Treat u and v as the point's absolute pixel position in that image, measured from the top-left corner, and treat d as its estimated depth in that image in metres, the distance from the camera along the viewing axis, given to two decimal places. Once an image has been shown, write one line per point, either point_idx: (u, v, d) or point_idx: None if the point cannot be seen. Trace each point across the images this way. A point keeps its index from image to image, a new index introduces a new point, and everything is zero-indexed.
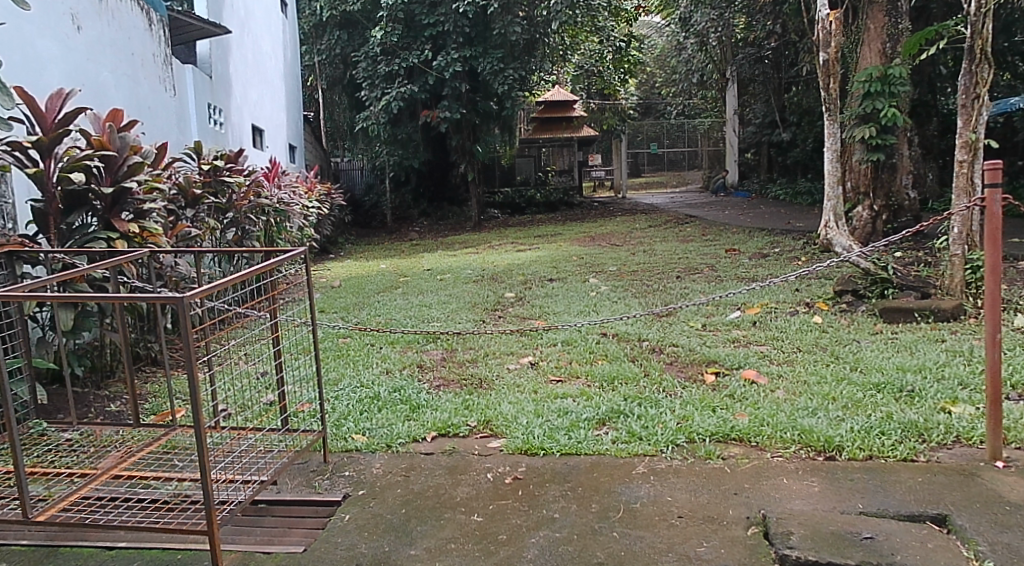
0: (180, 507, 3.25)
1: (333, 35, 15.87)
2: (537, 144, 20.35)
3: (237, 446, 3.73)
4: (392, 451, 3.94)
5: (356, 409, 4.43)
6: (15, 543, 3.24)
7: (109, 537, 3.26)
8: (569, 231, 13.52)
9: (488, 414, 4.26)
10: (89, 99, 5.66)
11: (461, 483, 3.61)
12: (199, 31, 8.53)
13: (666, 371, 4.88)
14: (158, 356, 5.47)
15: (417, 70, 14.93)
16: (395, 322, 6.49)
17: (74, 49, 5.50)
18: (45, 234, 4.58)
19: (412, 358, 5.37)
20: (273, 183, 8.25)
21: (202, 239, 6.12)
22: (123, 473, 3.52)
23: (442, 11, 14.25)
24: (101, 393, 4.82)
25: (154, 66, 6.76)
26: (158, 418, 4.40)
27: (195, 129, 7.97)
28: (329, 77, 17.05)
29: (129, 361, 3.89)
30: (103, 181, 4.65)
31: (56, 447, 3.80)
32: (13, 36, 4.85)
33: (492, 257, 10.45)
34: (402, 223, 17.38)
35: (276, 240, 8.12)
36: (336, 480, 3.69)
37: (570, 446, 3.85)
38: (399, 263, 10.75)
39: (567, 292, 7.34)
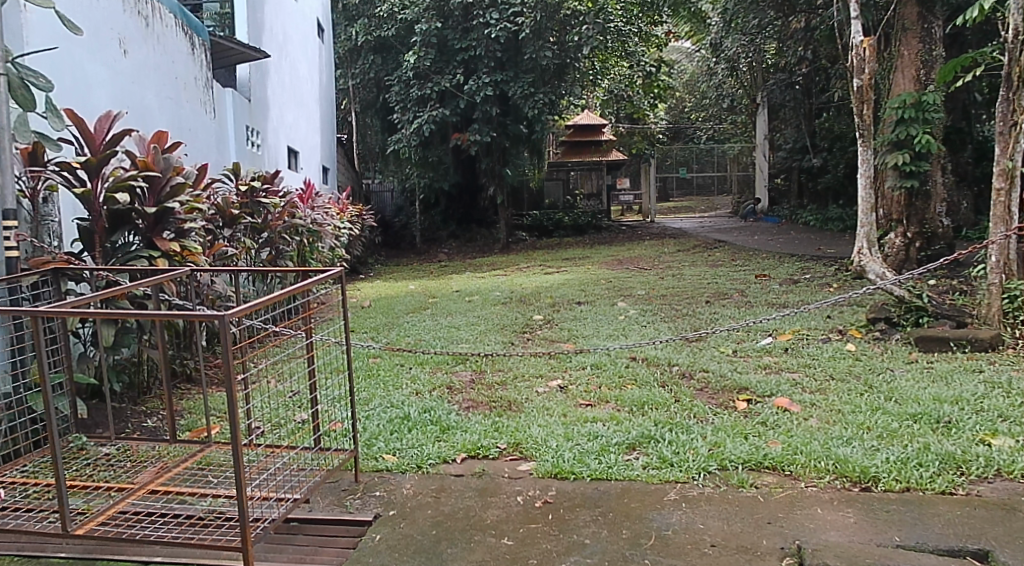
0: (215, 524, 3.28)
1: (367, 59, 16.20)
2: (566, 167, 20.46)
3: (271, 464, 3.76)
4: (423, 472, 3.96)
5: (387, 429, 4.45)
6: (55, 555, 3.30)
7: (145, 551, 3.30)
8: (597, 254, 13.54)
9: (518, 437, 4.27)
10: (135, 121, 5.79)
11: (491, 506, 3.61)
12: (241, 55, 8.69)
13: (698, 397, 4.83)
14: (192, 374, 5.54)
15: (449, 94, 15.07)
16: (424, 343, 6.52)
17: (121, 73, 5.64)
18: (91, 251, 4.67)
19: (441, 379, 5.39)
20: (306, 204, 8.32)
21: (237, 258, 6.24)
22: (160, 487, 3.57)
23: (474, 36, 14.40)
24: (138, 409, 4.89)
25: (196, 89, 6.92)
26: (194, 435, 4.46)
27: (234, 151, 8.13)
28: (363, 101, 17.30)
29: (167, 378, 3.98)
30: (146, 202, 4.73)
31: (95, 461, 3.86)
32: (64, 60, 4.98)
33: (520, 280, 10.47)
34: (430, 245, 17.52)
35: (308, 260, 8.24)
36: (367, 500, 3.72)
37: (600, 471, 3.84)
38: (428, 284, 10.80)
39: (595, 316, 7.33)
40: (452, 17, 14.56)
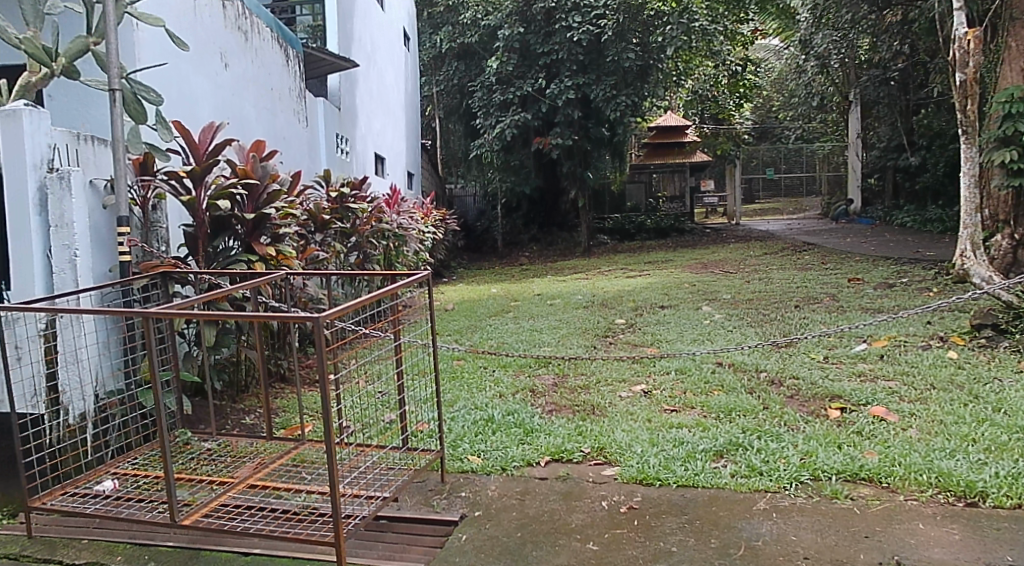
0: (310, 519, 3.40)
1: (451, 66, 16.52)
2: (648, 170, 20.31)
3: (361, 463, 3.86)
4: (507, 474, 4.01)
5: (471, 431, 4.53)
6: (163, 544, 3.48)
7: (245, 544, 3.44)
8: (680, 258, 13.38)
9: (602, 441, 4.28)
10: (235, 131, 6.05)
11: (576, 510, 3.63)
12: (332, 65, 8.95)
13: (788, 405, 4.75)
14: (286, 373, 5.74)
15: (531, 98, 15.16)
16: (507, 346, 6.59)
17: (222, 85, 5.91)
18: (194, 256, 4.88)
19: (524, 382, 5.44)
20: (393, 209, 8.52)
21: (327, 262, 6.43)
22: (258, 483, 3.72)
23: (556, 40, 14.47)
24: (237, 406, 5.11)
25: (289, 99, 7.19)
26: (289, 432, 4.62)
27: (324, 158, 8.39)
28: (447, 107, 17.58)
29: (264, 377, 4.15)
30: (245, 208, 4.93)
31: (199, 455, 4.05)
32: (172, 74, 5.24)
33: (603, 283, 10.45)
34: (512, 248, 17.60)
35: (394, 264, 8.42)
36: (453, 500, 3.79)
37: (687, 478, 3.81)
38: (510, 288, 10.88)
39: (679, 320, 7.26)
40: (534, 22, 14.72)
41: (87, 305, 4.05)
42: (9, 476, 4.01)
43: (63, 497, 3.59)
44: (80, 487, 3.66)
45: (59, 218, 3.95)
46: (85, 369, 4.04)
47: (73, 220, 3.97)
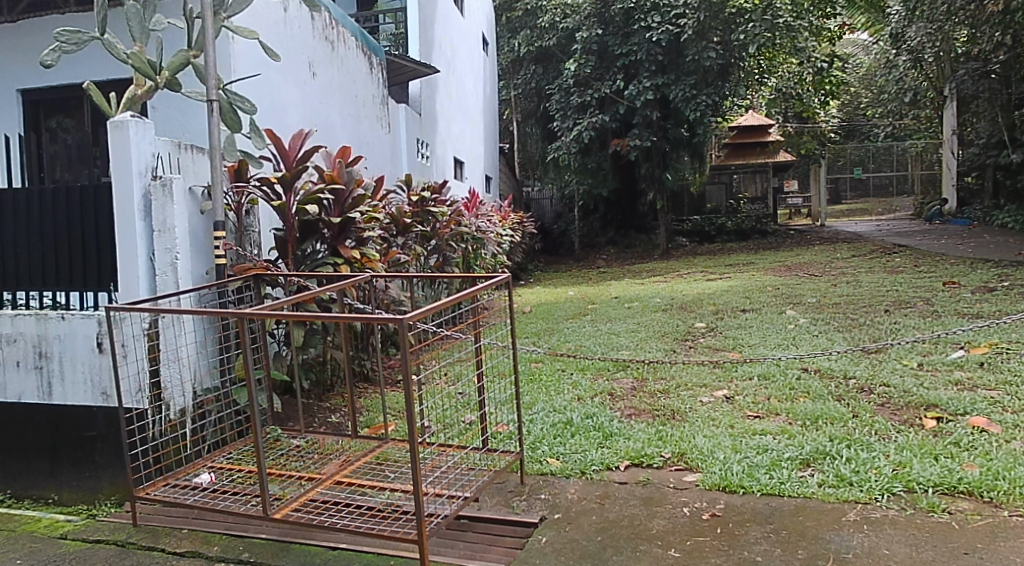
0: (393, 516, 3.48)
1: (529, 70, 16.58)
2: (728, 171, 20.25)
3: (443, 463, 3.91)
4: (586, 477, 4.01)
5: (550, 434, 4.54)
6: (255, 536, 3.61)
7: (331, 538, 3.55)
8: (763, 260, 13.10)
9: (683, 446, 4.24)
10: (321, 138, 6.24)
11: (657, 515, 3.61)
12: (413, 71, 9.11)
13: (878, 413, 4.61)
14: (369, 373, 5.87)
15: (609, 100, 15.14)
16: (585, 349, 6.58)
17: (310, 94, 6.10)
18: (284, 259, 5.05)
19: (603, 386, 5.42)
20: (471, 213, 8.62)
21: (408, 264, 6.55)
22: (343, 480, 3.82)
23: (635, 40, 14.34)
24: (323, 405, 5.26)
25: (372, 106, 7.36)
26: (372, 431, 4.73)
27: (406, 163, 8.55)
28: (524, 110, 17.69)
29: (350, 377, 4.27)
30: (331, 213, 5.07)
31: (289, 451, 4.19)
32: (264, 84, 5.45)
33: (682, 286, 10.34)
34: (589, 250, 17.54)
35: (473, 266, 8.51)
36: (533, 502, 3.81)
37: (772, 486, 3.75)
38: (587, 290, 10.86)
39: (762, 324, 7.12)
40: (613, 23, 14.65)
41: (187, 306, 4.24)
42: (116, 467, 4.20)
43: (166, 488, 3.77)
44: (180, 479, 3.84)
45: (162, 223, 4.14)
46: (185, 367, 4.22)
47: (173, 226, 4.16)
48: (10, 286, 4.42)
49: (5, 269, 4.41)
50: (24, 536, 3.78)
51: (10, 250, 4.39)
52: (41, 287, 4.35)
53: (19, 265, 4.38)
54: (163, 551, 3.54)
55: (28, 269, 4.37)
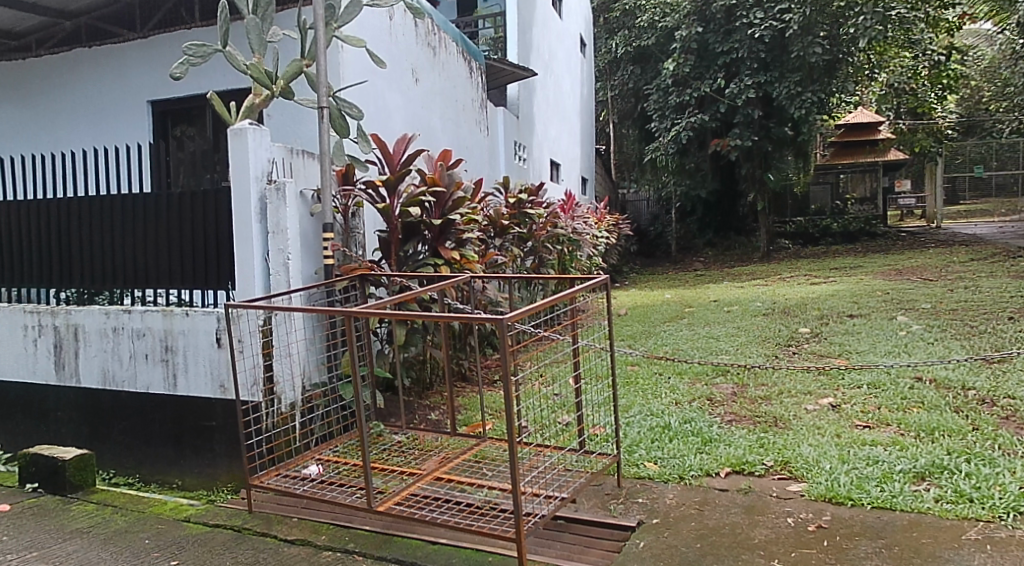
0: (492, 513, 3.52)
1: (627, 70, 16.46)
2: (835, 170, 19.65)
3: (540, 463, 3.93)
4: (685, 483, 3.96)
5: (648, 437, 4.50)
6: (360, 527, 3.73)
7: (432, 533, 3.62)
8: (871, 264, 12.62)
9: (786, 455, 4.14)
10: (423, 142, 6.37)
11: (759, 524, 3.54)
12: (511, 75, 9.18)
13: (1001, 427, 4.38)
14: (467, 372, 5.97)
15: (709, 99, 14.87)
16: (683, 353, 6.50)
17: (412, 99, 6.23)
18: (387, 259, 5.18)
19: (702, 391, 5.34)
20: (567, 214, 8.64)
21: (506, 265, 6.61)
22: (443, 475, 3.89)
23: (737, 38, 14.05)
24: (423, 403, 5.38)
25: (471, 109, 7.46)
26: (471, 429, 4.80)
27: (503, 165, 8.62)
28: (621, 111, 17.61)
29: (450, 376, 4.35)
30: (432, 215, 5.17)
31: (391, 447, 4.31)
32: (370, 91, 5.64)
33: (785, 290, 10.05)
34: (686, 253, 17.28)
35: (568, 268, 8.53)
36: (630, 506, 3.79)
37: (883, 499, 3.62)
38: (685, 293, 10.70)
39: (872, 331, 6.86)
40: (713, 21, 14.39)
41: (298, 304, 4.41)
42: (233, 456, 4.41)
43: (278, 477, 3.94)
44: (291, 469, 4.00)
45: (276, 224, 4.31)
46: (295, 362, 4.40)
47: (287, 227, 4.32)
48: (139, 283, 4.68)
49: (135, 267, 4.67)
50: (152, 516, 3.98)
51: (140, 250, 4.65)
52: (168, 285, 4.60)
53: (147, 265, 4.63)
54: (275, 538, 3.69)
55: (156, 267, 4.61)
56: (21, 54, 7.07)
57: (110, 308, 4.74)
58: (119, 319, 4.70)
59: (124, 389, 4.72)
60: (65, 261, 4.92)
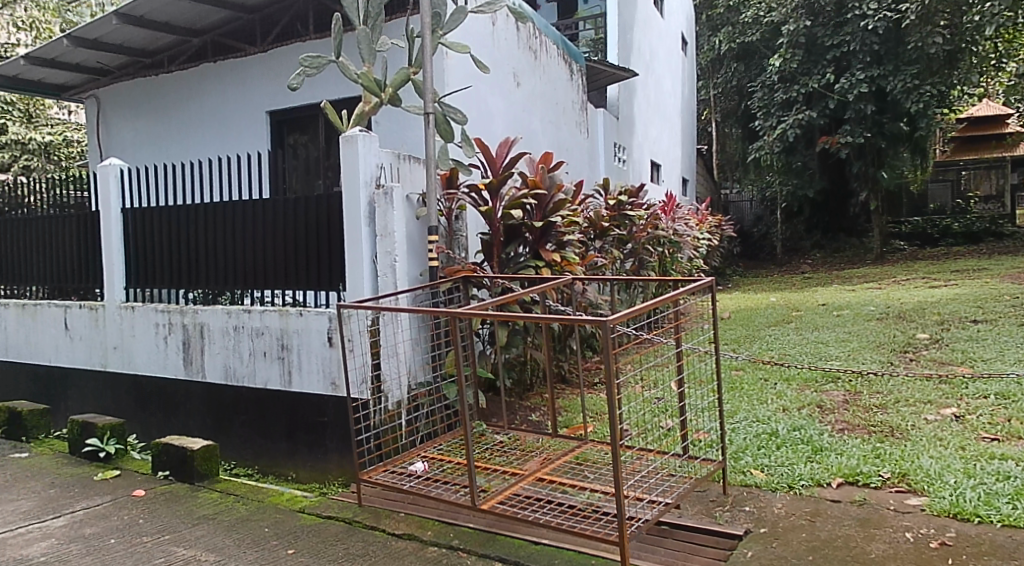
0: (594, 516, 3.54)
1: (730, 68, 16.16)
2: (957, 166, 18.87)
3: (643, 467, 3.92)
4: (794, 492, 3.88)
5: (754, 444, 4.42)
6: (464, 525, 3.80)
7: (534, 533, 3.67)
8: (996, 266, 11.96)
9: (904, 467, 3.99)
10: (524, 144, 6.43)
11: (874, 538, 3.43)
12: (612, 76, 9.15)
13: None
14: (566, 375, 6.00)
15: (818, 95, 14.41)
16: (791, 358, 6.35)
17: (514, 102, 6.31)
18: (490, 261, 5.26)
19: (811, 397, 5.20)
20: (668, 216, 8.55)
21: (606, 267, 6.61)
22: (544, 477, 3.93)
23: (848, 30, 13.52)
24: (524, 404, 5.45)
25: (571, 112, 7.49)
26: (571, 431, 4.83)
27: (603, 167, 8.61)
28: (724, 110, 17.31)
29: (551, 378, 4.38)
30: (533, 217, 5.22)
31: (494, 446, 4.38)
32: (474, 96, 5.74)
33: (899, 293, 9.66)
34: (793, 255, 16.82)
35: (669, 270, 8.45)
36: (736, 514, 3.73)
37: (1013, 518, 3.45)
38: (791, 297, 10.43)
39: (998, 337, 6.52)
40: (823, 14, 13.86)
41: (405, 304, 4.54)
42: (344, 451, 4.57)
43: (386, 473, 4.07)
44: (397, 466, 4.13)
45: (384, 228, 4.45)
46: (402, 361, 4.53)
47: (394, 230, 4.45)
48: (258, 285, 4.92)
49: (255, 269, 4.91)
50: (269, 507, 4.17)
51: (259, 252, 4.89)
52: (284, 286, 4.82)
53: (265, 267, 4.86)
54: (384, 532, 3.81)
55: (273, 269, 4.84)
56: (154, 70, 7.51)
57: (232, 308, 4.98)
58: (240, 318, 4.93)
59: (244, 384, 4.96)
60: (192, 263, 5.21)
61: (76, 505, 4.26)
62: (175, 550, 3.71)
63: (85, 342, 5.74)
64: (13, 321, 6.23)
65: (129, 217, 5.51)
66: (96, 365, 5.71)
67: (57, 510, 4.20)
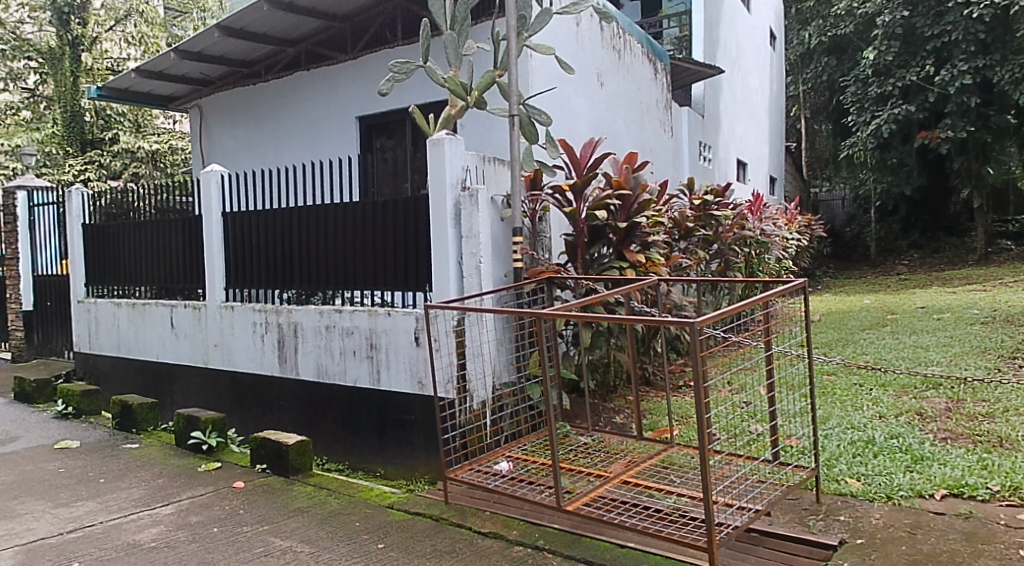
0: (681, 521, 3.51)
1: (821, 62, 15.72)
2: None
3: (731, 472, 3.86)
4: (893, 503, 3.76)
5: (849, 452, 4.31)
6: (549, 525, 3.82)
7: (619, 536, 3.66)
8: None
9: (1014, 480, 3.82)
10: (608, 145, 6.42)
11: (982, 554, 3.31)
12: (697, 74, 9.01)
13: None
14: (650, 378, 5.96)
15: (916, 89, 13.83)
16: (887, 362, 6.14)
17: (598, 103, 6.29)
18: (574, 262, 5.26)
19: (910, 405, 5.02)
20: (756, 216, 8.38)
21: (691, 268, 6.54)
22: (630, 480, 3.91)
23: (949, 19, 12.91)
24: (607, 405, 5.44)
25: (655, 111, 7.43)
26: (657, 434, 4.80)
27: (688, 167, 8.51)
28: (814, 106, 16.87)
29: (637, 380, 4.35)
30: (617, 218, 5.20)
31: (578, 448, 4.39)
32: (558, 97, 5.76)
33: (1005, 296, 9.22)
34: (887, 255, 16.24)
35: (756, 271, 8.29)
36: (831, 523, 3.65)
37: None
38: (887, 299, 10.07)
39: None
40: (922, 3, 13.28)
41: (489, 305, 4.58)
42: (430, 449, 4.65)
43: (471, 471, 4.13)
44: (483, 465, 4.18)
45: (469, 229, 4.51)
46: (486, 361, 4.58)
47: (479, 232, 4.50)
48: (349, 285, 5.05)
49: (346, 270, 5.05)
50: (360, 501, 4.29)
51: (350, 254, 5.03)
52: (373, 287, 4.93)
53: (355, 268, 5.00)
54: (470, 530, 3.86)
55: (363, 270, 4.96)
56: (252, 80, 7.79)
57: (324, 307, 5.12)
58: (332, 318, 5.06)
59: (335, 382, 5.10)
60: (287, 265, 5.39)
61: (182, 494, 4.46)
62: (273, 540, 3.85)
63: (189, 340, 5.99)
64: (125, 319, 6.53)
65: (229, 220, 5.74)
66: (199, 363, 5.95)
67: (165, 498, 4.41)
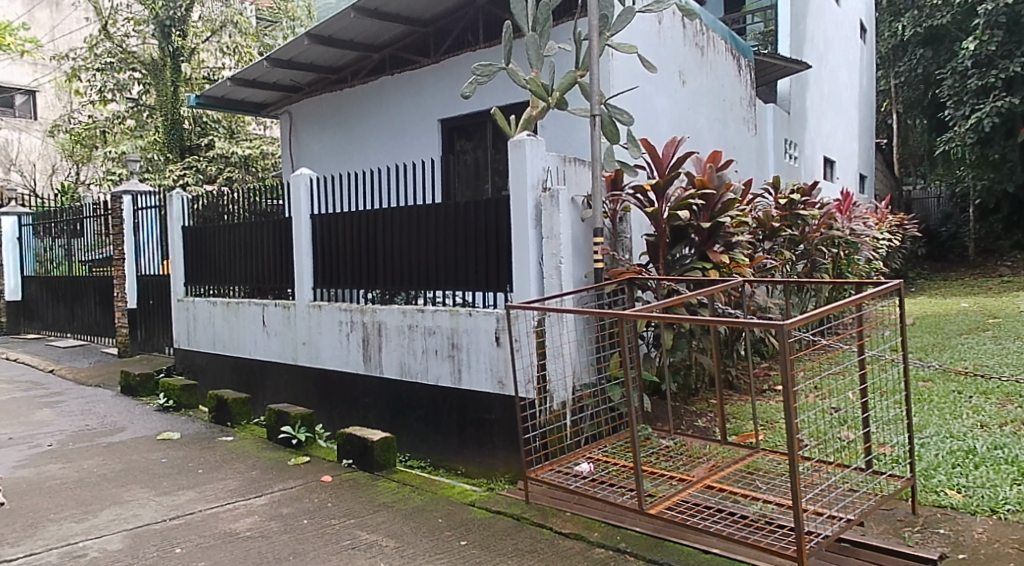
0: (769, 528, 3.44)
1: (915, 54, 15.15)
2: None
3: (822, 480, 3.76)
4: (998, 517, 3.61)
5: (948, 462, 4.15)
6: (631, 528, 3.79)
7: (703, 541, 3.61)
8: None
9: None
10: (691, 143, 6.33)
11: None
12: (783, 70, 8.79)
13: None
14: (734, 382, 5.86)
15: (1020, 80, 13.15)
16: (989, 369, 5.89)
17: (680, 101, 6.22)
18: (655, 262, 5.20)
19: (1013, 413, 4.80)
20: (846, 216, 8.14)
21: (776, 269, 6.40)
22: (714, 485, 3.85)
23: None
24: (689, 409, 5.37)
25: (739, 108, 7.29)
26: (741, 438, 4.72)
27: (773, 165, 8.32)
28: (907, 100, 16.26)
29: (721, 384, 4.27)
30: (701, 218, 5.12)
31: (660, 451, 4.35)
32: (640, 96, 5.72)
33: None
34: (986, 256, 15.54)
35: (845, 272, 8.05)
36: (929, 536, 3.52)
37: None
38: (987, 302, 9.64)
39: None
40: None
41: (570, 305, 4.57)
42: (510, 449, 4.67)
43: (552, 472, 4.13)
44: (564, 465, 4.17)
45: (550, 230, 4.51)
46: (567, 361, 4.57)
47: (560, 233, 4.50)
48: (431, 286, 5.13)
49: (429, 271, 5.13)
50: (444, 498, 4.35)
51: (432, 255, 5.10)
52: (455, 287, 4.99)
53: (438, 268, 5.06)
54: (551, 530, 3.87)
55: (445, 271, 5.03)
56: (338, 85, 7.98)
57: (407, 307, 5.20)
58: (414, 317, 5.14)
59: (418, 381, 5.17)
60: (372, 266, 5.51)
61: (274, 486, 4.61)
62: (360, 534, 3.94)
63: (279, 338, 6.17)
64: (219, 316, 6.78)
65: (316, 223, 5.90)
66: (288, 360, 6.13)
67: (258, 490, 4.56)
